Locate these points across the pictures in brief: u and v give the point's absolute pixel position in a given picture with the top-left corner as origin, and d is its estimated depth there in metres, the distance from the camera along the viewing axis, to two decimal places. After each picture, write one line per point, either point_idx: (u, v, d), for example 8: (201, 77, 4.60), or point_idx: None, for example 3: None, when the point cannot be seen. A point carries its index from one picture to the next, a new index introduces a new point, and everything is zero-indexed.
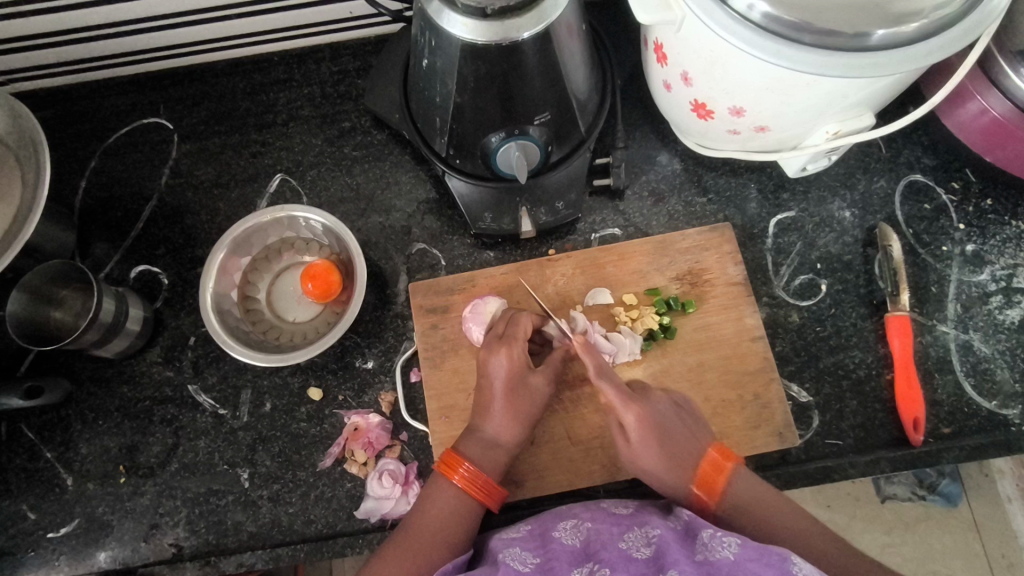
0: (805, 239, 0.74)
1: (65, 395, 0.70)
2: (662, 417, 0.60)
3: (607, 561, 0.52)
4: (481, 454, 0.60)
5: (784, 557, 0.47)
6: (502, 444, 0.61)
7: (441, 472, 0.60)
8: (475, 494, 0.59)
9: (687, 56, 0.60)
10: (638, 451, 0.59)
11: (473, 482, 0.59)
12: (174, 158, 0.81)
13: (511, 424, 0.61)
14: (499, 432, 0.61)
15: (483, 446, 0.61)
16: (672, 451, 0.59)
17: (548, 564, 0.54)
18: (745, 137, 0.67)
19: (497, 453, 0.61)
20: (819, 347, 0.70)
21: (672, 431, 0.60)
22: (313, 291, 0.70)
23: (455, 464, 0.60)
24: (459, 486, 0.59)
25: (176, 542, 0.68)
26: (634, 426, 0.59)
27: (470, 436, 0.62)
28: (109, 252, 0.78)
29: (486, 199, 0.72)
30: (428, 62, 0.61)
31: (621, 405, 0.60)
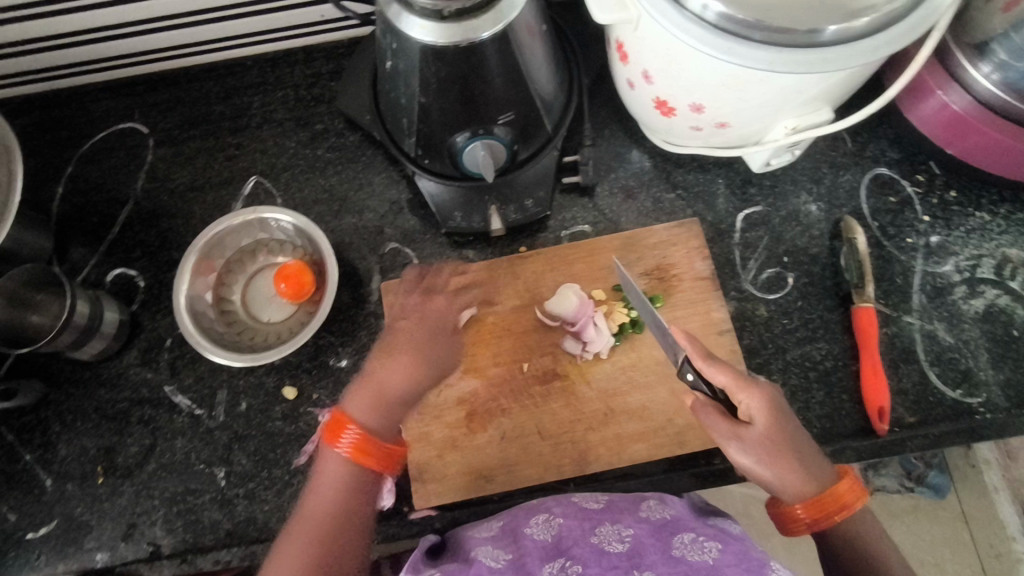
0: (772, 232, 0.75)
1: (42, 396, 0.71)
2: (783, 413, 0.55)
3: (582, 557, 0.55)
4: (363, 414, 0.57)
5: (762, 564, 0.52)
6: (377, 402, 0.57)
7: (326, 440, 0.56)
8: (368, 463, 0.55)
9: (646, 55, 0.61)
10: (761, 434, 0.53)
11: (364, 449, 0.55)
12: (150, 162, 0.82)
13: (414, 380, 0.59)
14: (398, 387, 0.58)
15: (380, 403, 0.57)
16: (795, 449, 0.54)
17: (522, 560, 0.56)
18: (708, 133, 0.67)
19: (386, 412, 0.57)
20: (785, 340, 0.71)
21: (792, 429, 0.55)
22: (286, 291, 0.71)
23: (346, 425, 0.56)
24: (345, 453, 0.55)
25: (153, 541, 0.69)
26: (757, 408, 0.54)
27: (366, 394, 0.58)
28: (87, 256, 0.79)
29: (456, 198, 0.73)
30: (391, 64, 0.62)
31: (740, 385, 0.55)
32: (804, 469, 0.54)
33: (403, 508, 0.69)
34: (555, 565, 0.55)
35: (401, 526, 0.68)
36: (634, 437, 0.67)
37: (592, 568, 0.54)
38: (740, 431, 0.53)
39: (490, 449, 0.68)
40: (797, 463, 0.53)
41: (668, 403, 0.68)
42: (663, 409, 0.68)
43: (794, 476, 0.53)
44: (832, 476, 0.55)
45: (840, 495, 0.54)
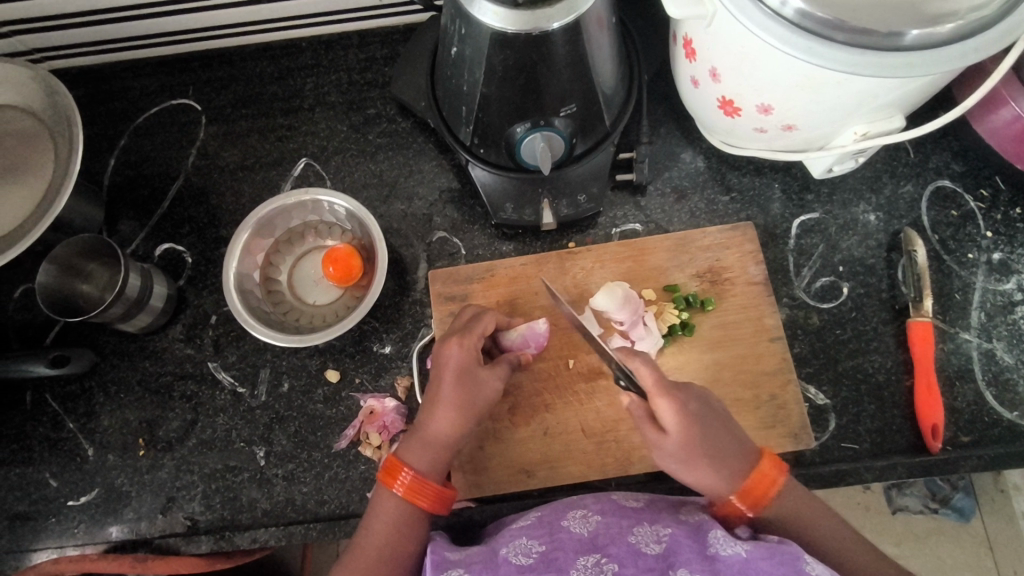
0: (828, 241, 0.73)
1: (90, 365, 0.71)
2: (700, 416, 0.56)
3: (618, 556, 0.54)
4: (416, 459, 0.60)
5: (794, 556, 0.50)
6: (431, 449, 0.60)
7: (382, 483, 0.59)
8: (420, 504, 0.58)
9: (716, 52, 0.60)
10: (676, 442, 0.55)
11: (417, 491, 0.58)
12: (201, 140, 0.82)
13: (459, 428, 0.60)
14: (445, 436, 0.60)
15: (428, 449, 0.60)
16: (711, 451, 0.55)
17: (555, 554, 0.55)
18: (772, 135, 0.66)
19: (437, 458, 0.60)
20: (838, 350, 0.70)
21: (712, 429, 0.56)
22: (335, 275, 0.71)
23: (399, 470, 0.59)
24: (400, 495, 0.58)
25: (191, 516, 0.69)
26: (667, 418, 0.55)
27: (416, 442, 0.60)
28: (136, 229, 0.79)
29: (509, 189, 0.72)
30: (457, 51, 0.62)
31: (659, 392, 0.56)
32: (722, 468, 0.55)
33: None
34: (589, 560, 0.54)
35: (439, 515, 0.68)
36: None
37: (627, 567, 0.52)
38: (658, 439, 0.56)
39: (532, 444, 0.67)
40: (711, 464, 0.55)
41: None
42: None
43: (711, 476, 0.55)
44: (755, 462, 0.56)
45: (764, 480, 0.55)
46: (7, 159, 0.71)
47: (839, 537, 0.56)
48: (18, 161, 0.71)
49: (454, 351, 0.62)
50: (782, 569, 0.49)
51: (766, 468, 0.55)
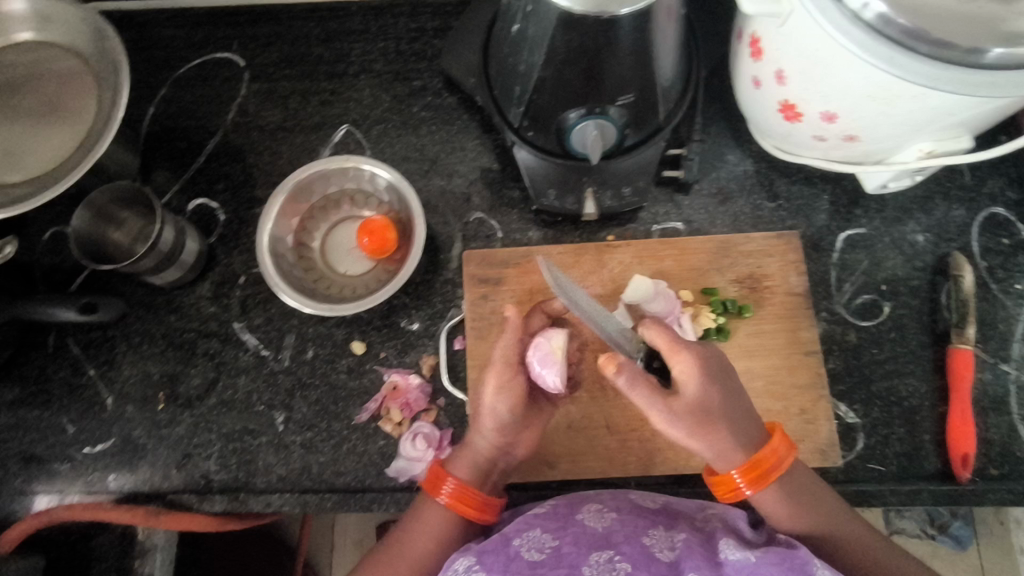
0: (873, 258, 0.71)
1: (121, 314, 0.70)
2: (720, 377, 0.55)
3: (631, 557, 0.52)
4: (463, 469, 0.61)
5: (807, 563, 0.49)
6: (478, 462, 0.61)
7: (428, 492, 0.61)
8: (469, 513, 0.59)
9: (787, 53, 0.58)
10: (688, 400, 0.53)
11: (465, 501, 0.59)
12: (242, 97, 0.80)
13: (500, 439, 0.61)
14: (488, 448, 0.61)
15: (474, 461, 0.61)
16: (722, 414, 0.54)
17: (568, 549, 0.54)
18: (831, 144, 0.64)
19: (485, 470, 0.62)
20: (872, 370, 0.68)
21: (727, 395, 0.55)
22: (369, 246, 0.70)
23: (444, 480, 0.60)
24: (446, 505, 0.60)
25: (206, 474, 0.69)
26: (686, 372, 0.54)
27: (462, 455, 0.62)
28: (170, 181, 0.78)
29: (553, 175, 0.70)
30: (518, 28, 0.60)
31: (675, 347, 0.55)
32: (732, 431, 0.54)
33: None
34: (601, 556, 0.52)
35: None
36: None
37: (639, 569, 0.51)
38: (668, 401, 0.53)
39: (554, 435, 0.67)
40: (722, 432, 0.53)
41: None
42: None
43: (719, 441, 0.53)
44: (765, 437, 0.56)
45: (768, 458, 0.55)
46: (49, 99, 0.70)
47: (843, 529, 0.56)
48: (59, 102, 0.70)
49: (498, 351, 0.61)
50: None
51: (773, 441, 0.55)
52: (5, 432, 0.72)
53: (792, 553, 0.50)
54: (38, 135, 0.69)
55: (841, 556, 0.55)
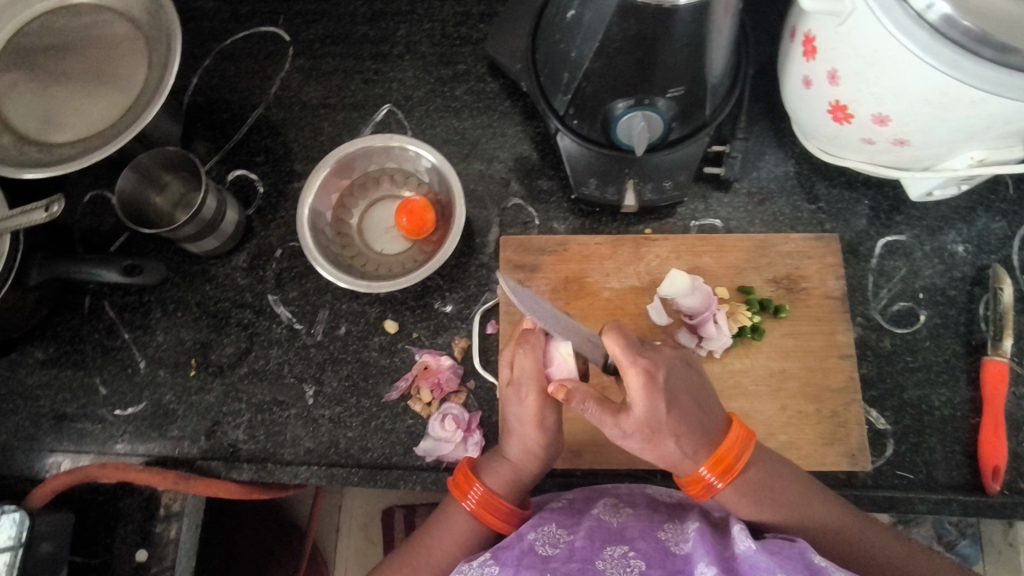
0: (911, 265, 0.71)
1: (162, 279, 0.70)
2: (670, 385, 0.54)
3: (644, 551, 0.53)
4: (494, 477, 0.60)
5: (805, 551, 0.49)
6: (508, 470, 0.60)
7: (454, 494, 0.61)
8: (492, 523, 0.59)
9: (842, 53, 0.57)
10: (639, 417, 0.52)
11: (488, 511, 0.59)
12: (286, 71, 0.81)
13: (533, 456, 0.59)
14: (520, 463, 0.60)
15: (505, 470, 0.60)
16: (680, 422, 0.53)
17: (582, 543, 0.55)
18: (878, 148, 0.63)
19: (514, 482, 0.60)
20: (905, 377, 0.68)
21: (682, 402, 0.54)
22: (407, 226, 0.71)
23: (472, 486, 0.60)
24: (471, 511, 0.60)
25: (235, 443, 0.70)
26: (634, 387, 0.52)
27: (497, 466, 0.61)
28: (211, 151, 0.79)
29: (594, 164, 0.70)
30: (574, 14, 0.60)
31: (630, 360, 0.53)
32: (683, 441, 0.53)
33: None
34: (615, 551, 0.54)
35: None
36: None
37: (653, 564, 0.52)
38: (619, 418, 0.53)
39: (584, 424, 0.67)
40: (676, 442, 0.53)
41: (774, 418, 0.66)
42: (768, 422, 0.66)
43: (672, 451, 0.53)
44: (722, 431, 0.55)
45: (731, 451, 0.54)
46: (98, 63, 0.71)
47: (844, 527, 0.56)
48: (109, 67, 0.71)
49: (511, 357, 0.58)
50: (794, 565, 0.48)
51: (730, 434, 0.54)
52: (38, 389, 0.73)
53: (792, 544, 0.50)
54: (86, 99, 0.70)
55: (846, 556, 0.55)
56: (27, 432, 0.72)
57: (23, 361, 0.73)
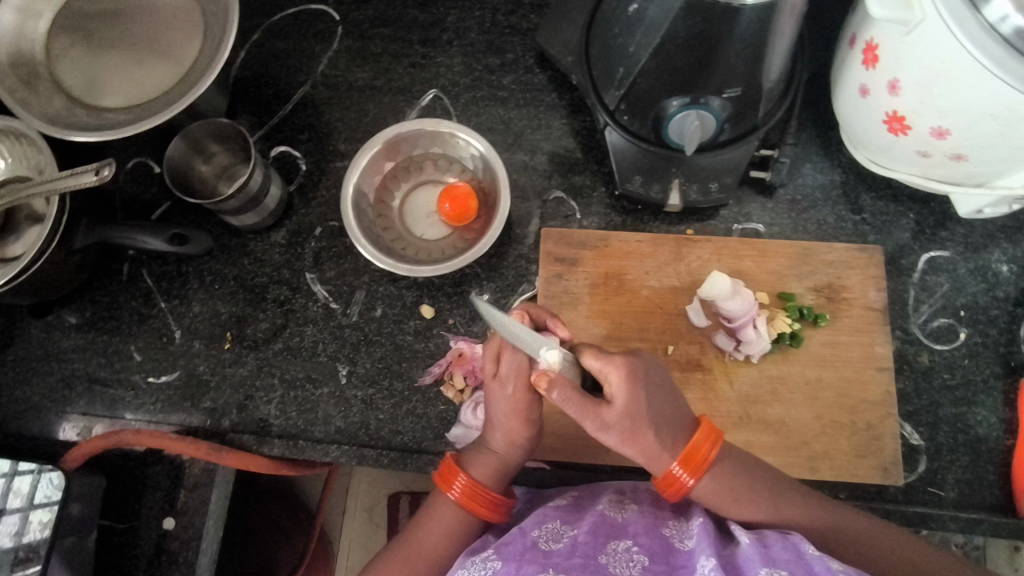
0: (954, 282, 0.71)
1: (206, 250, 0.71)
2: (649, 383, 0.55)
3: (647, 547, 0.53)
4: (478, 467, 0.60)
5: (800, 541, 0.50)
6: (491, 459, 0.60)
7: (439, 485, 0.60)
8: (480, 510, 0.59)
9: (906, 64, 0.56)
10: (618, 409, 0.53)
11: (475, 499, 0.58)
12: (334, 50, 0.80)
13: (517, 444, 0.60)
14: (504, 451, 0.60)
15: (489, 460, 0.60)
16: (656, 417, 0.54)
17: (585, 538, 0.54)
18: (934, 161, 0.63)
19: (498, 471, 0.60)
20: (941, 394, 0.68)
21: (659, 400, 0.54)
22: (449, 212, 0.70)
23: (456, 477, 0.59)
24: (457, 501, 0.59)
25: (266, 418, 0.70)
26: (616, 384, 0.53)
27: (479, 454, 0.60)
28: (255, 126, 0.79)
29: (641, 161, 0.70)
30: (637, 8, 0.59)
31: (605, 365, 0.54)
32: (661, 436, 0.53)
33: None
34: (617, 546, 0.53)
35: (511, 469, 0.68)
36: (765, 449, 0.65)
37: (656, 560, 0.52)
38: (600, 412, 0.53)
39: None
40: (654, 437, 0.53)
41: (808, 426, 0.66)
42: (801, 430, 0.66)
43: (652, 445, 0.53)
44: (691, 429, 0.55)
45: (698, 450, 0.54)
46: (154, 36, 0.72)
47: (841, 523, 0.55)
48: (163, 40, 0.71)
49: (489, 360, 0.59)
50: (789, 554, 0.49)
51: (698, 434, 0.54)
52: (73, 352, 0.73)
53: (786, 537, 0.51)
54: (140, 71, 0.71)
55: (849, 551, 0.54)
56: (61, 394, 0.72)
57: (59, 324, 0.74)
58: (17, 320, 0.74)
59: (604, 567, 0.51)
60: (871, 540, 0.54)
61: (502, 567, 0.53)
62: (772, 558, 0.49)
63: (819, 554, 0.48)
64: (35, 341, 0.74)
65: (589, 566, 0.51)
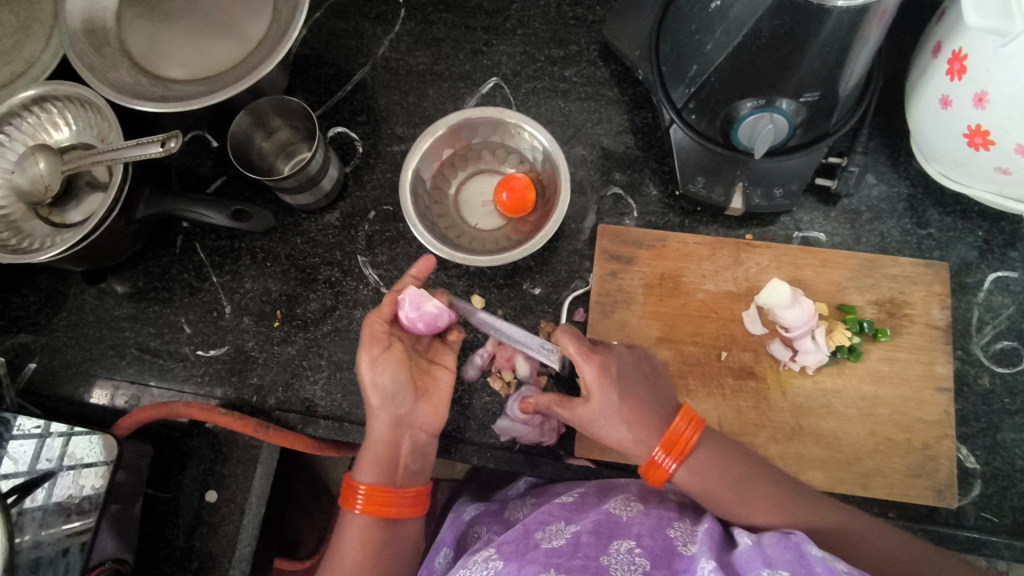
0: (1020, 304, 0.68)
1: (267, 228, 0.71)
2: (625, 376, 0.60)
3: (650, 549, 0.53)
4: (369, 472, 0.59)
5: (803, 540, 0.47)
6: (380, 458, 0.59)
7: (344, 507, 0.58)
8: (386, 510, 0.57)
9: (997, 75, 0.54)
10: (592, 409, 0.58)
11: (377, 503, 0.57)
12: (396, 32, 0.79)
13: (387, 419, 0.60)
14: (387, 434, 0.59)
15: (376, 460, 0.59)
16: (634, 414, 0.58)
17: (588, 538, 0.54)
18: (1013, 179, 0.60)
19: (389, 468, 0.59)
20: (1000, 419, 0.66)
21: (641, 398, 0.58)
22: (507, 203, 0.70)
23: (353, 491, 0.58)
24: (363, 513, 0.57)
25: (311, 398, 0.70)
26: (590, 377, 0.58)
27: (370, 453, 0.59)
28: (313, 106, 0.78)
29: (705, 162, 0.68)
30: (720, 4, 0.57)
31: (582, 356, 0.59)
32: (646, 433, 0.57)
33: (560, 452, 0.68)
34: (619, 547, 0.53)
35: (554, 466, 0.67)
36: (816, 463, 0.64)
37: (658, 562, 0.51)
38: (579, 407, 0.59)
39: None
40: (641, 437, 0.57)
41: (862, 442, 0.64)
42: (854, 445, 0.64)
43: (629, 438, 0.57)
44: (667, 417, 0.58)
45: (678, 435, 0.56)
46: (221, 12, 0.71)
47: (851, 524, 0.55)
48: (231, 16, 0.71)
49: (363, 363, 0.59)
50: (791, 555, 0.46)
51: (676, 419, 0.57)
52: (124, 321, 0.74)
53: (787, 535, 0.49)
54: (205, 46, 0.71)
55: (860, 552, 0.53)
56: (111, 361, 0.73)
57: (110, 292, 0.74)
58: (69, 285, 0.75)
59: (605, 567, 0.51)
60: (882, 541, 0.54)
61: (502, 567, 0.53)
62: (774, 559, 0.47)
63: (822, 555, 0.46)
64: (86, 307, 0.74)
65: (590, 567, 0.51)
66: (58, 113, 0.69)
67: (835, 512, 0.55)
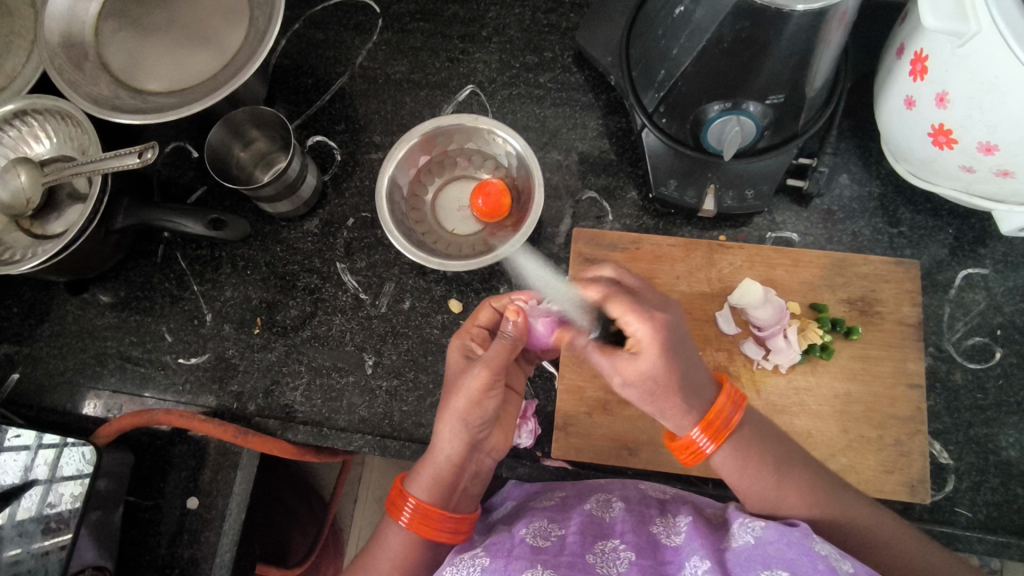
0: (991, 300, 0.69)
1: (244, 237, 0.72)
2: (680, 340, 0.53)
3: (634, 543, 0.53)
4: (423, 487, 0.56)
5: (807, 535, 0.47)
6: (440, 475, 0.56)
7: (390, 514, 0.56)
8: (436, 533, 0.55)
9: (955, 76, 0.55)
10: (641, 367, 0.52)
11: (430, 524, 0.55)
12: (374, 42, 0.80)
13: (462, 444, 0.56)
14: (456, 457, 0.56)
15: (434, 475, 0.56)
16: (683, 376, 0.52)
17: (574, 538, 0.55)
18: (979, 177, 0.61)
19: (449, 489, 0.56)
20: (973, 414, 0.67)
21: (684, 361, 0.53)
22: (482, 207, 0.71)
23: (403, 500, 0.56)
24: (408, 527, 0.55)
25: (292, 404, 0.71)
26: (643, 336, 0.52)
27: (431, 469, 0.56)
28: (292, 116, 0.79)
29: (676, 165, 0.69)
30: (684, 10, 0.58)
31: (636, 314, 0.53)
32: (685, 398, 0.53)
33: (537, 453, 0.69)
34: (605, 545, 0.54)
35: (532, 467, 0.68)
36: None
37: (643, 555, 0.52)
38: (622, 365, 0.54)
39: (640, 425, 0.67)
40: (679, 400, 0.53)
41: (835, 439, 0.65)
42: (828, 443, 0.65)
43: (674, 402, 0.53)
44: (714, 395, 0.54)
45: (720, 415, 0.53)
46: (199, 25, 0.73)
47: (871, 520, 0.53)
48: (209, 29, 0.72)
49: (476, 378, 0.55)
50: (792, 553, 0.46)
51: (719, 398, 0.53)
52: (106, 331, 0.75)
53: (790, 529, 0.48)
54: (183, 59, 0.72)
55: (874, 551, 0.51)
56: (94, 371, 0.74)
57: (93, 302, 0.75)
58: (53, 297, 0.76)
59: (592, 566, 0.51)
60: (898, 540, 0.52)
61: (490, 563, 0.52)
62: (773, 558, 0.46)
63: (825, 554, 0.46)
64: (69, 318, 0.75)
65: (576, 565, 0.51)
66: (39, 126, 0.70)
67: (851, 505, 0.53)
